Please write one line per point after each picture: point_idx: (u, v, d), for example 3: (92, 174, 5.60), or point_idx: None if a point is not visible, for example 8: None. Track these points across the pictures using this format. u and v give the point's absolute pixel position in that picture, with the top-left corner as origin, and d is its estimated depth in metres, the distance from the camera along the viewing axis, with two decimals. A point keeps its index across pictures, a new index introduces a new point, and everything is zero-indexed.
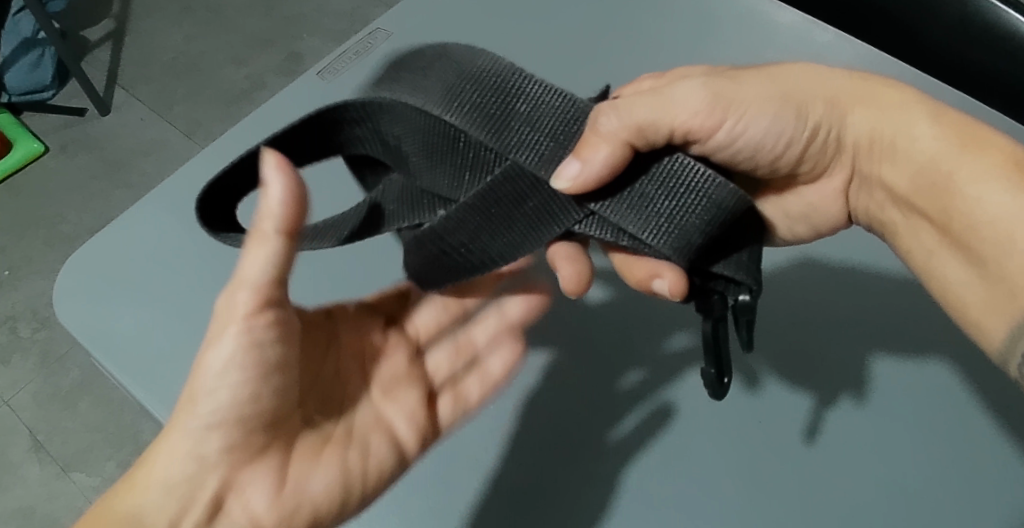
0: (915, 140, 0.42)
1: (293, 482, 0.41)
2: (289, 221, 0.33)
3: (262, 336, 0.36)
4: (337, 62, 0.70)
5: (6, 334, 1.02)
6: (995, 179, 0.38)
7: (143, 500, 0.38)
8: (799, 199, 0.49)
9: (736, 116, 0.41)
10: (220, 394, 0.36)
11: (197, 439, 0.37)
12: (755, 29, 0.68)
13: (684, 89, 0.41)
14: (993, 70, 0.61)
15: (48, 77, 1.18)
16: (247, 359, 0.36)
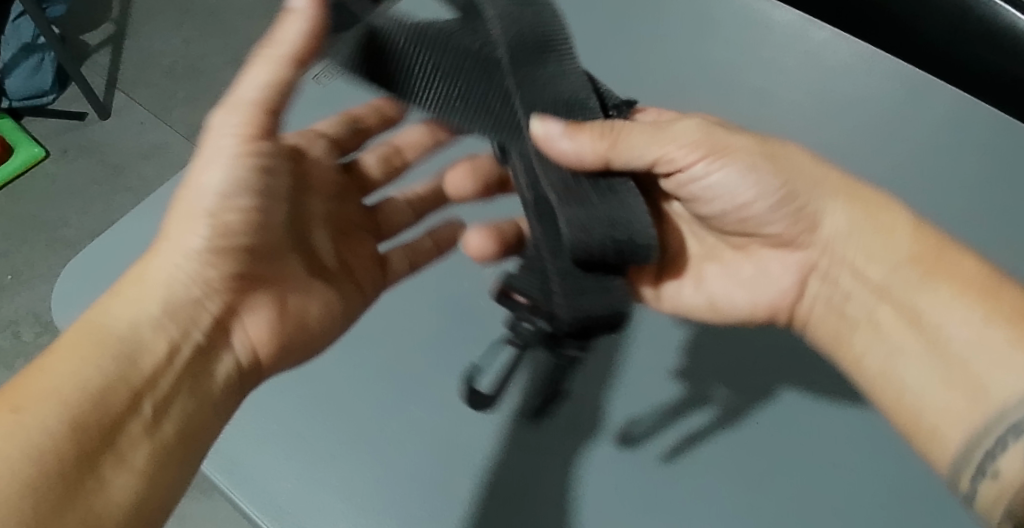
0: (896, 238, 0.45)
1: (264, 321, 0.47)
2: (301, 51, 0.40)
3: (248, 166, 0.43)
4: None
5: (8, 338, 1.02)
6: (973, 313, 0.42)
7: (126, 318, 0.41)
8: (733, 281, 0.52)
9: (700, 163, 0.44)
10: (227, 219, 0.43)
11: (196, 236, 0.43)
12: (752, 28, 0.67)
13: (680, 126, 0.44)
14: (993, 68, 0.62)
15: (48, 82, 1.18)
16: (249, 183, 0.43)
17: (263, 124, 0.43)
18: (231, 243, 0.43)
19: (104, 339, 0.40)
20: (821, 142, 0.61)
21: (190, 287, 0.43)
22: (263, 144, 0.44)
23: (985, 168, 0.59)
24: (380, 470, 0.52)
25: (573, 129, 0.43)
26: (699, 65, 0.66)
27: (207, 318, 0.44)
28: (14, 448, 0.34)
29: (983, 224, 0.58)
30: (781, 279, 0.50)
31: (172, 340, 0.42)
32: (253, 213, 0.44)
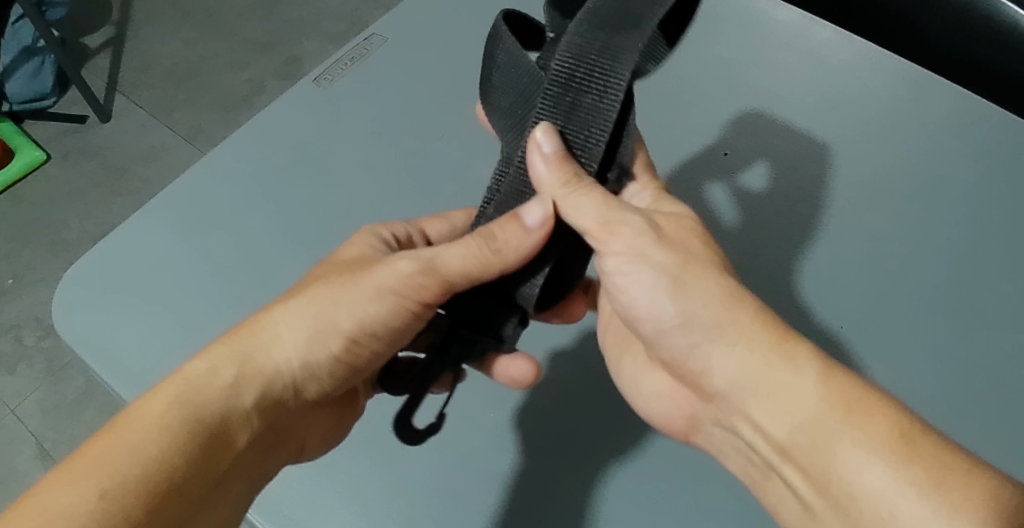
0: (802, 395, 0.36)
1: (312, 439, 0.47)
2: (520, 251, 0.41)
3: (392, 310, 0.42)
4: (335, 67, 0.70)
5: (10, 342, 1.02)
6: (877, 451, 0.33)
7: (206, 395, 0.39)
8: (647, 382, 0.46)
9: (625, 249, 0.40)
10: (321, 351, 0.41)
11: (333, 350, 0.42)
12: (753, 27, 0.67)
13: (628, 230, 0.40)
14: (995, 66, 0.62)
15: (49, 85, 1.18)
16: (370, 325, 0.42)
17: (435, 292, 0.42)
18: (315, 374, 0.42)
19: (197, 392, 0.39)
20: (824, 143, 0.61)
21: (286, 384, 0.42)
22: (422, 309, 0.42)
23: (991, 165, 0.58)
24: (379, 474, 0.51)
25: (557, 157, 0.40)
26: (702, 64, 0.66)
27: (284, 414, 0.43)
28: (85, 509, 0.33)
29: (991, 221, 0.57)
30: (678, 405, 0.44)
31: (249, 439, 0.41)
32: (359, 347, 0.43)
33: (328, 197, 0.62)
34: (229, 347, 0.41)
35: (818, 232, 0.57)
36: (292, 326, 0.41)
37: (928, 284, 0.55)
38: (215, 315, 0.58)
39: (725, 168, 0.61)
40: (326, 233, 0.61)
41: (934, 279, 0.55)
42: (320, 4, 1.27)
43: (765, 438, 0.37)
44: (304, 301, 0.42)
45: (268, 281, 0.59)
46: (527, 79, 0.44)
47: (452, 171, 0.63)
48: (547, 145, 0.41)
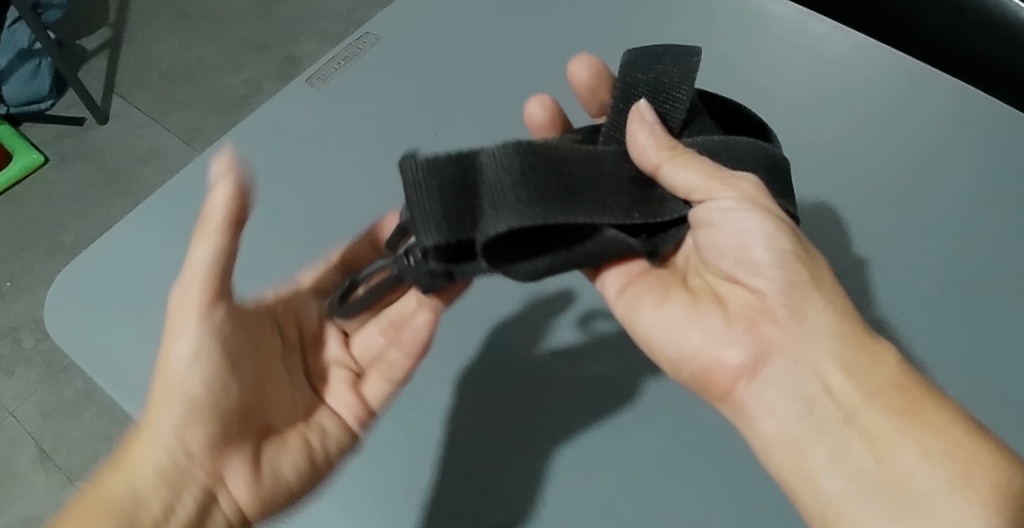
0: (880, 365, 0.38)
1: (267, 468, 0.47)
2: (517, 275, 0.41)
3: (218, 326, 0.44)
4: (328, 67, 0.69)
5: (9, 345, 1.02)
6: (943, 437, 0.36)
7: (132, 492, 0.43)
8: (681, 323, 0.44)
9: (730, 196, 0.40)
10: (190, 379, 0.43)
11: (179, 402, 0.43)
12: (749, 23, 0.66)
13: (740, 182, 0.40)
14: (994, 59, 0.61)
15: (46, 87, 1.18)
16: (220, 347, 0.44)
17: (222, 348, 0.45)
18: (203, 410, 0.44)
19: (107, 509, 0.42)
20: (821, 139, 0.60)
21: (172, 463, 0.44)
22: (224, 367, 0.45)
23: (991, 161, 0.58)
24: (371, 475, 0.50)
25: (658, 131, 0.43)
26: (697, 60, 0.65)
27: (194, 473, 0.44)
28: None
29: (991, 218, 0.56)
30: (732, 345, 0.42)
31: (187, 485, 0.44)
32: (228, 368, 0.45)
33: (321, 197, 0.62)
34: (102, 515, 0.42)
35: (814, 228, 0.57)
36: (167, 413, 0.43)
37: (925, 279, 0.54)
38: None
39: None
40: (319, 233, 0.60)
41: (933, 277, 0.54)
42: (317, 4, 1.27)
43: (834, 396, 0.39)
44: (171, 345, 0.44)
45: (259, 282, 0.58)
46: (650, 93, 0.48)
47: None
48: (647, 115, 0.44)
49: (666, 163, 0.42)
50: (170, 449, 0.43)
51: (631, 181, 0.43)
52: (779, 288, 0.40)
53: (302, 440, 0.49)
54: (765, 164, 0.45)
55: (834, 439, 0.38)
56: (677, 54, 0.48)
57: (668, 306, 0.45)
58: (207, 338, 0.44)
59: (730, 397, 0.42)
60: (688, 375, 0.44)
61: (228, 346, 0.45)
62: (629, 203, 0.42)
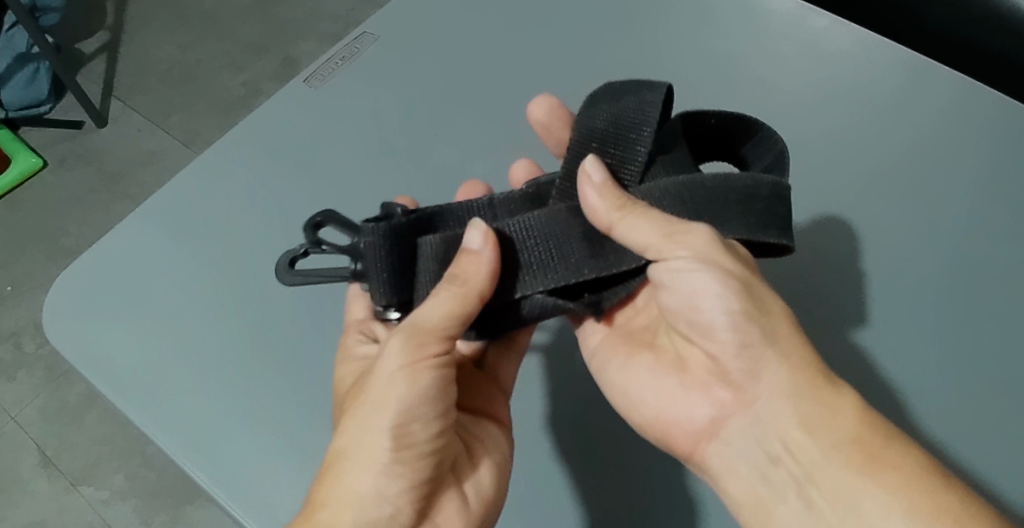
0: (844, 421, 0.38)
1: (472, 490, 0.45)
2: (488, 287, 0.41)
3: (430, 383, 0.40)
4: (326, 67, 0.69)
5: (11, 350, 1.02)
6: (901, 495, 0.36)
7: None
8: (650, 381, 0.45)
9: (683, 254, 0.39)
10: (414, 428, 0.40)
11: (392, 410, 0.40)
12: (747, 18, 0.66)
13: (692, 242, 0.39)
14: (997, 52, 0.61)
15: (44, 92, 1.18)
16: (439, 391, 0.41)
17: (438, 352, 0.40)
18: (420, 447, 0.41)
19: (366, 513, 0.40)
20: (824, 133, 0.60)
21: (397, 501, 0.40)
22: (440, 354, 0.41)
23: (994, 154, 0.57)
24: None
25: (607, 187, 0.42)
26: (697, 56, 0.65)
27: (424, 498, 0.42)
28: None
29: (995, 211, 0.56)
30: (698, 406, 0.42)
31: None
32: (439, 418, 0.41)
33: (321, 197, 0.62)
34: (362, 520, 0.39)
35: (816, 226, 0.57)
36: (367, 438, 0.40)
37: (929, 276, 0.54)
38: (208, 320, 0.57)
39: None
40: None
41: (937, 273, 0.54)
42: (315, 4, 1.26)
43: (797, 455, 0.39)
44: (371, 407, 0.40)
45: (260, 285, 0.58)
46: (616, 129, 0.47)
47: (446, 170, 0.62)
48: (594, 175, 0.43)
49: (616, 221, 0.41)
50: (382, 502, 0.40)
51: (582, 237, 0.43)
52: (734, 353, 0.40)
53: (494, 466, 0.46)
54: (738, 196, 0.43)
55: (797, 498, 0.39)
56: (641, 88, 0.47)
57: (634, 366, 0.46)
58: (436, 386, 0.40)
59: (693, 456, 0.43)
60: (653, 435, 0.45)
61: (446, 397, 0.42)
62: (578, 259, 0.43)
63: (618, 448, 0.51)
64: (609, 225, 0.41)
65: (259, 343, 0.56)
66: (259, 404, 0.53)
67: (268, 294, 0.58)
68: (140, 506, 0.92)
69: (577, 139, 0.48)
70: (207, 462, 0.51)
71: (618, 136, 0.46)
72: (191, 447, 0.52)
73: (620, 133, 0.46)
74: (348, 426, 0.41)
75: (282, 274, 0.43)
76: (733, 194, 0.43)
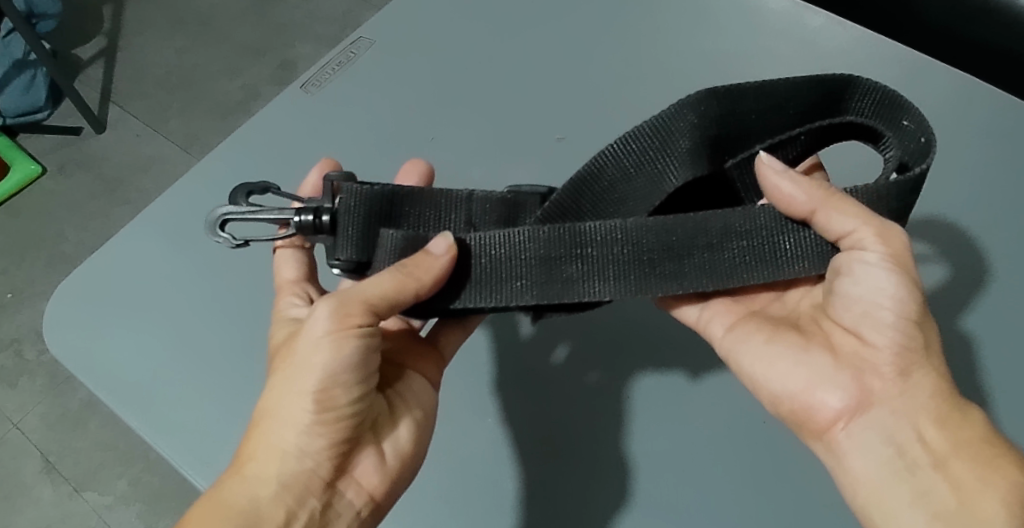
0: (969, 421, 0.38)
1: (391, 449, 0.45)
2: (427, 290, 0.39)
3: (355, 351, 0.39)
4: (322, 73, 0.69)
5: (12, 357, 1.02)
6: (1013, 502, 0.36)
7: (258, 496, 0.39)
8: (788, 366, 0.42)
9: (878, 249, 0.38)
10: (335, 392, 0.39)
11: (311, 375, 0.39)
12: (743, 17, 0.66)
13: (894, 243, 0.38)
14: (996, 47, 0.61)
15: (42, 98, 1.18)
16: (362, 358, 0.40)
17: (361, 322, 0.39)
18: (339, 407, 0.40)
19: (280, 470, 0.40)
20: None
21: (314, 459, 0.40)
22: (367, 327, 0.39)
23: (993, 151, 0.57)
24: None
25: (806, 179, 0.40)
26: (695, 55, 0.65)
27: (342, 458, 0.42)
28: None
29: (995, 207, 0.55)
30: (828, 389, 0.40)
31: (312, 488, 0.41)
32: (361, 383, 0.41)
33: None
34: (276, 475, 0.40)
35: None
36: (291, 397, 0.39)
37: (929, 272, 0.54)
38: (207, 326, 0.57)
39: None
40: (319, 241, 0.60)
41: (937, 272, 0.54)
42: (311, 6, 1.26)
43: (924, 442, 0.38)
44: (293, 368, 0.39)
45: (258, 292, 0.58)
46: (654, 144, 0.44)
47: (444, 173, 0.62)
48: (774, 165, 0.41)
49: (824, 204, 0.39)
50: (303, 457, 0.40)
51: (537, 259, 0.41)
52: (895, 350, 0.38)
53: (415, 425, 0.46)
54: (711, 242, 0.41)
55: (907, 486, 0.37)
56: (690, 105, 0.44)
57: (777, 347, 0.43)
58: (359, 352, 0.39)
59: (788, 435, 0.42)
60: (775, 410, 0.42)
61: (371, 361, 0.41)
62: (525, 284, 0.41)
63: (622, 449, 0.51)
64: (823, 205, 0.39)
65: (260, 349, 0.56)
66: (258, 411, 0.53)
67: (269, 300, 0.58)
68: (143, 512, 0.92)
69: (611, 149, 0.44)
70: (207, 468, 0.51)
71: (651, 156, 0.44)
72: (190, 453, 0.52)
73: (655, 152, 0.44)
74: (276, 383, 0.41)
75: (236, 191, 0.47)
76: (713, 239, 0.41)
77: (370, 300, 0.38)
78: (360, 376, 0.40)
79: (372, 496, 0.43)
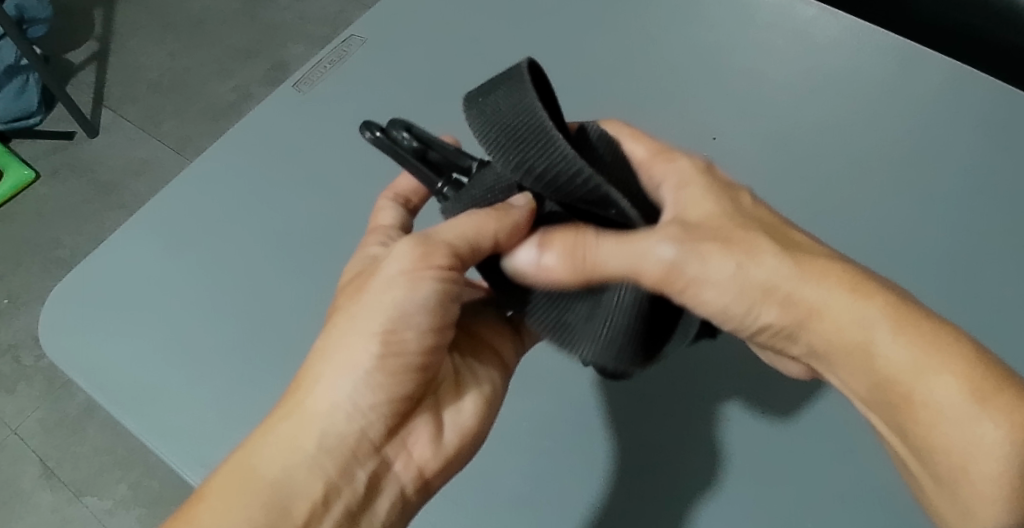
0: (877, 356, 0.33)
1: (451, 422, 0.44)
2: (506, 240, 0.37)
3: (430, 293, 0.36)
4: (314, 71, 0.69)
5: (9, 363, 1.02)
6: (960, 399, 0.32)
7: (294, 462, 0.37)
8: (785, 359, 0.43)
9: (670, 247, 0.35)
10: (405, 338, 0.37)
11: (379, 321, 0.36)
12: (734, 8, 0.66)
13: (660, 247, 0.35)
14: (986, 32, 0.61)
15: (34, 103, 1.17)
16: (444, 311, 0.37)
17: (443, 264, 0.36)
18: (410, 361, 0.37)
19: (328, 430, 0.37)
20: (813, 122, 0.60)
21: (366, 422, 0.38)
22: (445, 270, 0.37)
23: (988, 138, 0.57)
24: None
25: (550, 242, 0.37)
26: (687, 47, 0.65)
27: (392, 428, 0.40)
28: None
29: (987, 193, 0.56)
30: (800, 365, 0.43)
31: (360, 452, 0.39)
32: (433, 335, 0.38)
33: (316, 201, 0.62)
34: (323, 436, 0.37)
35: (808, 211, 0.56)
36: (352, 343, 0.36)
37: (923, 259, 0.54)
38: (205, 327, 0.57)
39: (719, 153, 0.59)
40: (315, 239, 0.60)
41: (930, 256, 0.54)
42: (303, 7, 1.26)
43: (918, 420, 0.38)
44: (359, 312, 0.37)
45: (255, 291, 0.58)
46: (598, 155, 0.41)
47: None
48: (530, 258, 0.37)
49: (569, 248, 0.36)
50: (353, 419, 0.37)
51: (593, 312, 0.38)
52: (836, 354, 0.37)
53: (478, 399, 0.45)
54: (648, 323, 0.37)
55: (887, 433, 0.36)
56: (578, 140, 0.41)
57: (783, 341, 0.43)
58: (438, 295, 0.37)
59: None
60: None
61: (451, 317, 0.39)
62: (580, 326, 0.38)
63: (635, 452, 0.50)
64: (574, 244, 0.36)
65: (256, 349, 0.56)
66: (256, 409, 0.53)
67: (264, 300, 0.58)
68: (144, 515, 0.92)
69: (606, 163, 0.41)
70: (205, 468, 0.51)
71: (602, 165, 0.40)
72: (188, 453, 0.52)
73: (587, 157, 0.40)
74: (337, 326, 0.38)
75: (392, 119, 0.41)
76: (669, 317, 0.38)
77: (497, 238, 0.36)
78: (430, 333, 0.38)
79: (421, 471, 0.42)
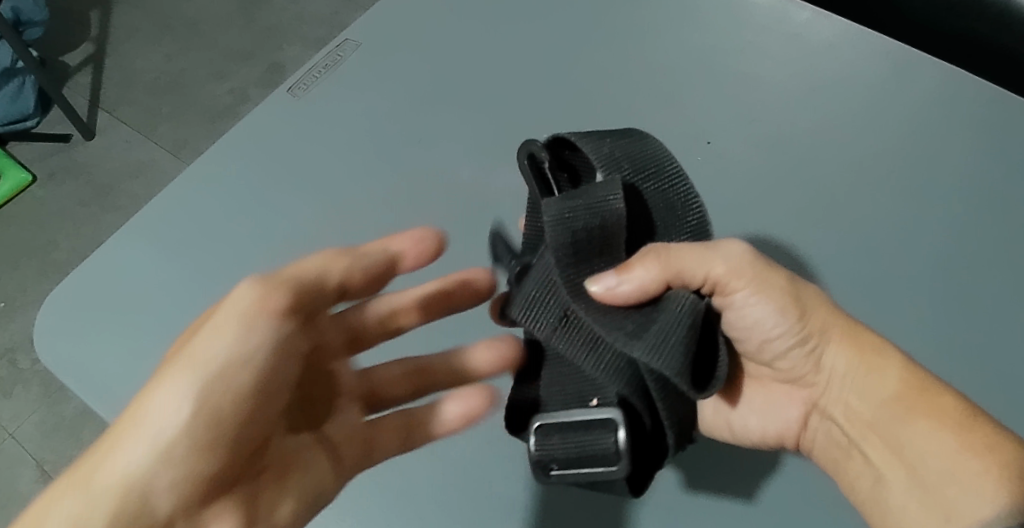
0: (885, 373, 0.44)
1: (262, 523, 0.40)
2: (372, 272, 0.42)
3: (262, 342, 0.36)
4: (309, 75, 0.69)
5: (6, 367, 1.02)
6: (947, 425, 0.42)
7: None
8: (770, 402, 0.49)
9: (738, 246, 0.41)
10: (234, 386, 0.35)
11: (189, 383, 0.34)
12: (728, 12, 0.66)
13: (726, 247, 0.41)
14: (980, 36, 0.61)
15: (31, 106, 1.17)
16: (266, 377, 0.37)
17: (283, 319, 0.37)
18: (222, 429, 0.35)
19: (120, 505, 0.33)
20: (807, 127, 0.60)
21: (157, 500, 0.34)
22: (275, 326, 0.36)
23: (982, 143, 0.57)
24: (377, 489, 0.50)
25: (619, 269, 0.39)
26: (681, 52, 0.65)
27: (184, 513, 0.36)
28: None
29: (982, 198, 0.56)
30: (787, 411, 0.48)
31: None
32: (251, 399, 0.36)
33: (311, 207, 0.62)
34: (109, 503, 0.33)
35: (802, 217, 0.56)
36: (164, 403, 0.34)
37: (917, 265, 0.54)
38: None
39: (713, 159, 0.59)
40: (310, 245, 0.60)
41: (924, 261, 0.54)
42: (299, 8, 1.26)
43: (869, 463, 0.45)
44: (179, 364, 0.35)
45: None
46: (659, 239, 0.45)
47: (432, 174, 0.62)
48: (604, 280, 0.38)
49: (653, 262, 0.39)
50: (150, 492, 0.34)
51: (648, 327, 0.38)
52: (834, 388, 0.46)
53: (295, 500, 0.41)
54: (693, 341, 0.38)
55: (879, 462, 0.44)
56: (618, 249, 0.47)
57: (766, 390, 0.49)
58: (263, 352, 0.36)
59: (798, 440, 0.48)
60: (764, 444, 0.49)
61: (281, 374, 0.38)
62: (639, 338, 0.37)
63: None
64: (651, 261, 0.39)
65: None
66: None
67: None
68: None
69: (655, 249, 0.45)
70: None
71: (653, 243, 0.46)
72: None
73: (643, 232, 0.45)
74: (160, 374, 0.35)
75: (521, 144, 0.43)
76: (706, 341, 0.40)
77: (348, 274, 0.41)
78: (246, 401, 0.36)
79: None
